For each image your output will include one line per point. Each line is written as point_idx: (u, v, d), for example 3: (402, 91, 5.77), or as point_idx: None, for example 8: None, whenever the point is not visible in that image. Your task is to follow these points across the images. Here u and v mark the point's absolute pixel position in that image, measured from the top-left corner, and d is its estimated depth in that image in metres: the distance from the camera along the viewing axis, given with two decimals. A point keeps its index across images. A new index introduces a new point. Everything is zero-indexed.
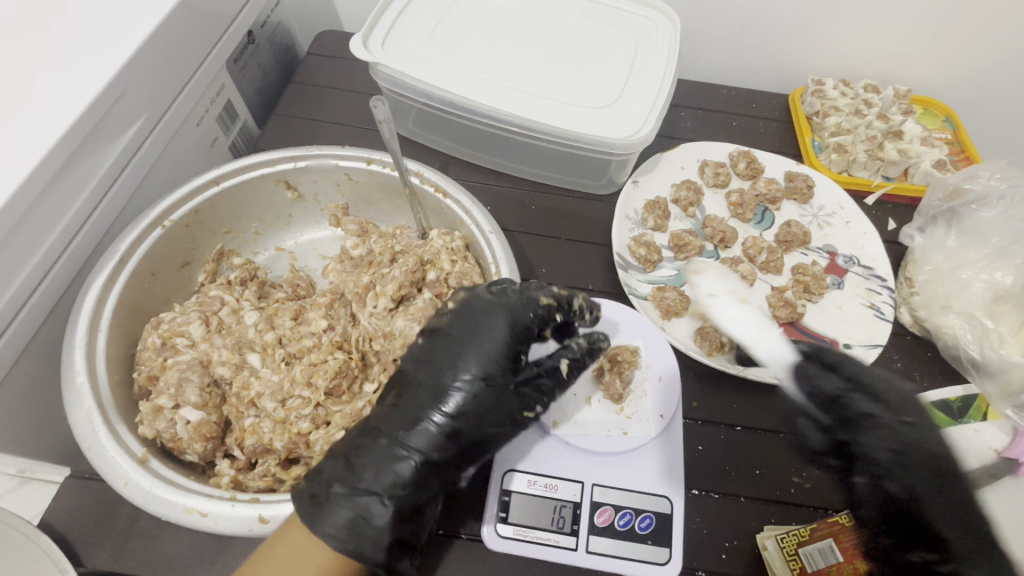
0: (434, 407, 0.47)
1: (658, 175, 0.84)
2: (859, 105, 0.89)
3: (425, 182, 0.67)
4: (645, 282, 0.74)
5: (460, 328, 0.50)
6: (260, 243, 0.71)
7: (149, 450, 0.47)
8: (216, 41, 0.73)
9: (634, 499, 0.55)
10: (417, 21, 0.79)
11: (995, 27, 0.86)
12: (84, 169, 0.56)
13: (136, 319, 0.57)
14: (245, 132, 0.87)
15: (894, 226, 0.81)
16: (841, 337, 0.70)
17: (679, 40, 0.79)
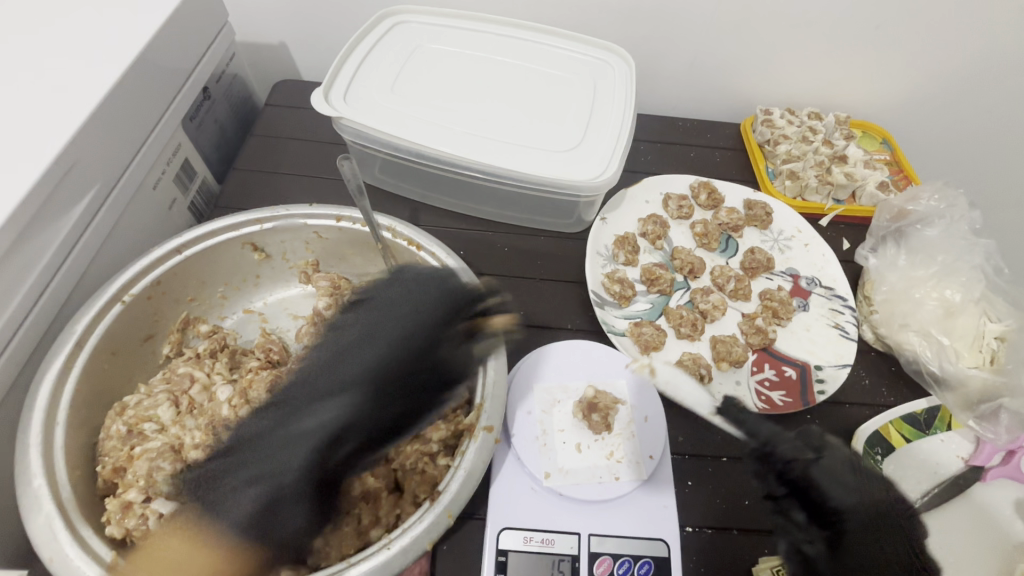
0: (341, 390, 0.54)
1: (625, 210, 0.86)
2: (805, 133, 0.94)
3: (398, 236, 0.66)
4: (621, 318, 0.75)
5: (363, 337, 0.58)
6: (228, 307, 0.69)
7: (118, 553, 0.43)
8: (170, 101, 0.72)
9: (630, 545, 0.55)
10: (377, 72, 0.79)
11: (917, 59, 0.93)
12: (33, 250, 0.53)
13: (98, 404, 0.54)
14: (205, 189, 0.84)
15: (848, 246, 0.85)
16: (812, 359, 0.73)
17: (635, 82, 0.82)
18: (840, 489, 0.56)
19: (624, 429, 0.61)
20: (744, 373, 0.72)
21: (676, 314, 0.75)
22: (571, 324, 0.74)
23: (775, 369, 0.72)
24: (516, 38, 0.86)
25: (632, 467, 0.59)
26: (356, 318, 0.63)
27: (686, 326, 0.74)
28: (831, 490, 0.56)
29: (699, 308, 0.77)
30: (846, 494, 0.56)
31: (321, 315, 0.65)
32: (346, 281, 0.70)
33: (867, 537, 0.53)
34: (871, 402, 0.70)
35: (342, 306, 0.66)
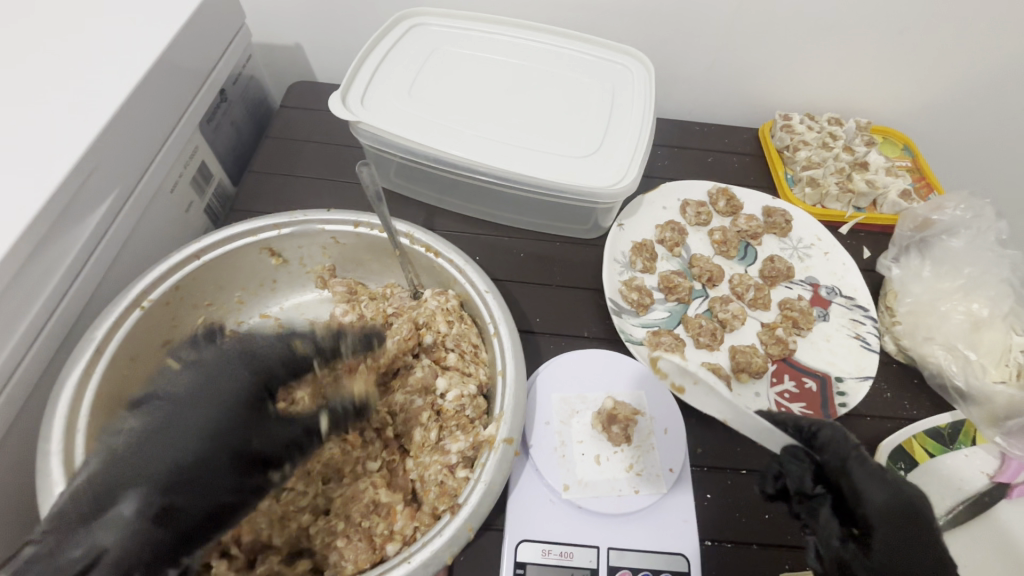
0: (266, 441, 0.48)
1: (642, 216, 0.85)
2: (825, 139, 0.93)
3: (416, 242, 0.65)
4: (639, 326, 0.74)
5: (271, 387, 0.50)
6: (244, 311, 0.69)
7: None
8: (189, 104, 0.72)
9: (651, 560, 0.54)
10: (395, 76, 0.79)
11: (942, 65, 0.92)
12: (54, 254, 0.53)
13: (117, 410, 0.54)
14: (220, 191, 0.84)
15: (870, 255, 0.84)
16: (833, 370, 0.71)
17: (655, 87, 0.81)
18: (879, 490, 0.46)
19: (644, 442, 0.61)
20: (763, 385, 0.71)
21: (695, 323, 0.74)
22: (588, 332, 0.73)
23: (795, 380, 0.71)
24: (535, 42, 0.86)
25: (652, 480, 0.58)
26: (374, 325, 0.62)
27: (705, 335, 0.73)
28: (865, 489, 0.46)
29: (718, 317, 0.76)
30: (884, 493, 0.46)
31: (338, 320, 0.64)
32: (363, 287, 0.70)
33: (899, 539, 0.46)
34: (893, 416, 0.68)
35: (359, 312, 0.65)
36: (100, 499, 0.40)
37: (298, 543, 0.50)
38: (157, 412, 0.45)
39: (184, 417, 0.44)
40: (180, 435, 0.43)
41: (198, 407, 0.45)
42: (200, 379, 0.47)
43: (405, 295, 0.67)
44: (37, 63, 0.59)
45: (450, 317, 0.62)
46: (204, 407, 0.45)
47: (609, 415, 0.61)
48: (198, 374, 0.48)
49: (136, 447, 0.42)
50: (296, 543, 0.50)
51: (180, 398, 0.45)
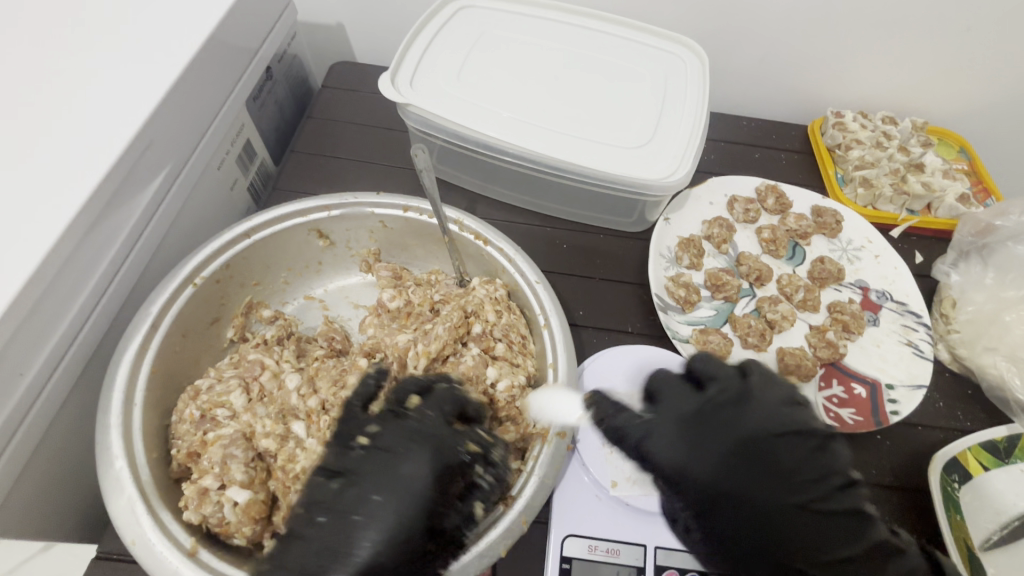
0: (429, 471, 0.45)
1: (688, 211, 0.83)
2: (879, 138, 0.90)
3: (465, 230, 0.64)
4: (685, 323, 0.72)
5: (375, 466, 0.45)
6: (289, 292, 0.68)
7: (197, 539, 0.43)
8: (237, 81, 0.71)
9: (700, 561, 0.53)
10: (442, 59, 0.77)
11: (1009, 63, 0.88)
12: (111, 227, 0.53)
13: (170, 386, 0.54)
14: (263, 170, 0.83)
15: (922, 260, 0.81)
16: (883, 377, 0.69)
17: (708, 78, 0.79)
18: (738, 472, 0.50)
19: None
20: (811, 388, 0.69)
21: (744, 322, 0.72)
22: (631, 328, 0.72)
23: (843, 386, 0.69)
24: (587, 27, 0.83)
25: None
26: (421, 311, 0.61)
27: (754, 336, 0.71)
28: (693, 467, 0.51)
29: (766, 317, 0.74)
30: (753, 461, 0.50)
31: (385, 306, 0.63)
32: (408, 273, 0.69)
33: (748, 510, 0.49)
34: (946, 426, 0.67)
35: (406, 298, 0.64)
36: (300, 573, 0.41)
37: None
38: (373, 478, 0.44)
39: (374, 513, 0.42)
40: (379, 521, 0.42)
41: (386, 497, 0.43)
42: (383, 462, 0.45)
43: (452, 282, 0.66)
44: (90, 33, 0.58)
45: (498, 306, 0.61)
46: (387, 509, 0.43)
47: None
48: (392, 461, 0.45)
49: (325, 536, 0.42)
50: None
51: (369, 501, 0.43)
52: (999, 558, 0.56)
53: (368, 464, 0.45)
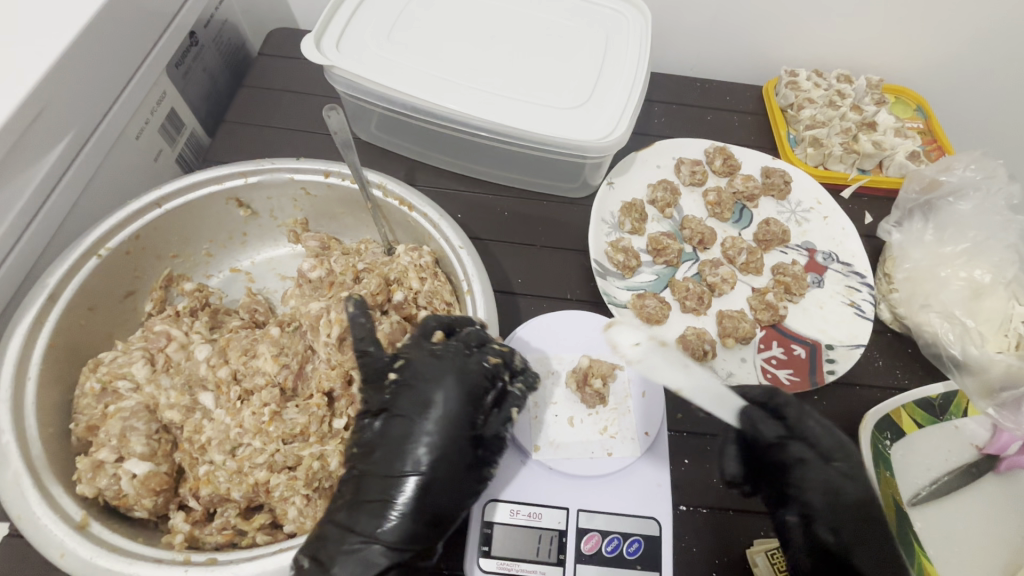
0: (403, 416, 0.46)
1: (634, 174, 0.81)
2: (833, 96, 0.87)
3: (389, 194, 0.62)
4: (624, 288, 0.71)
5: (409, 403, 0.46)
6: (214, 265, 0.67)
7: (89, 512, 0.43)
8: (155, 43, 0.67)
9: (621, 522, 0.53)
10: (373, 19, 0.74)
11: (966, 16, 0.85)
12: (2, 197, 0.50)
13: (73, 360, 0.52)
14: (193, 141, 0.81)
15: (871, 220, 0.80)
16: (823, 337, 0.69)
17: (651, 35, 0.76)
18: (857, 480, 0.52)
19: (620, 404, 0.59)
20: (750, 350, 0.68)
21: (682, 286, 0.71)
22: (570, 295, 0.71)
23: (783, 347, 0.68)
24: None
25: (626, 443, 0.57)
26: (344, 280, 0.60)
27: (692, 299, 0.70)
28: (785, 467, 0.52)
29: (707, 280, 0.73)
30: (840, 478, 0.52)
31: (305, 277, 0.62)
32: (337, 242, 0.67)
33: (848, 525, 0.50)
34: (883, 385, 0.66)
35: (328, 267, 0.62)
36: (375, 502, 0.43)
37: (256, 499, 0.47)
38: (404, 409, 0.46)
39: (424, 431, 0.44)
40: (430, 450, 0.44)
41: (432, 425, 0.45)
42: (416, 392, 0.46)
43: (379, 250, 0.64)
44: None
45: (423, 273, 0.59)
46: (416, 432, 0.45)
47: (580, 375, 0.59)
48: (427, 390, 0.46)
49: (381, 462, 0.45)
50: (254, 498, 0.47)
51: (375, 441, 0.46)
52: (924, 514, 0.57)
53: (412, 401, 0.46)
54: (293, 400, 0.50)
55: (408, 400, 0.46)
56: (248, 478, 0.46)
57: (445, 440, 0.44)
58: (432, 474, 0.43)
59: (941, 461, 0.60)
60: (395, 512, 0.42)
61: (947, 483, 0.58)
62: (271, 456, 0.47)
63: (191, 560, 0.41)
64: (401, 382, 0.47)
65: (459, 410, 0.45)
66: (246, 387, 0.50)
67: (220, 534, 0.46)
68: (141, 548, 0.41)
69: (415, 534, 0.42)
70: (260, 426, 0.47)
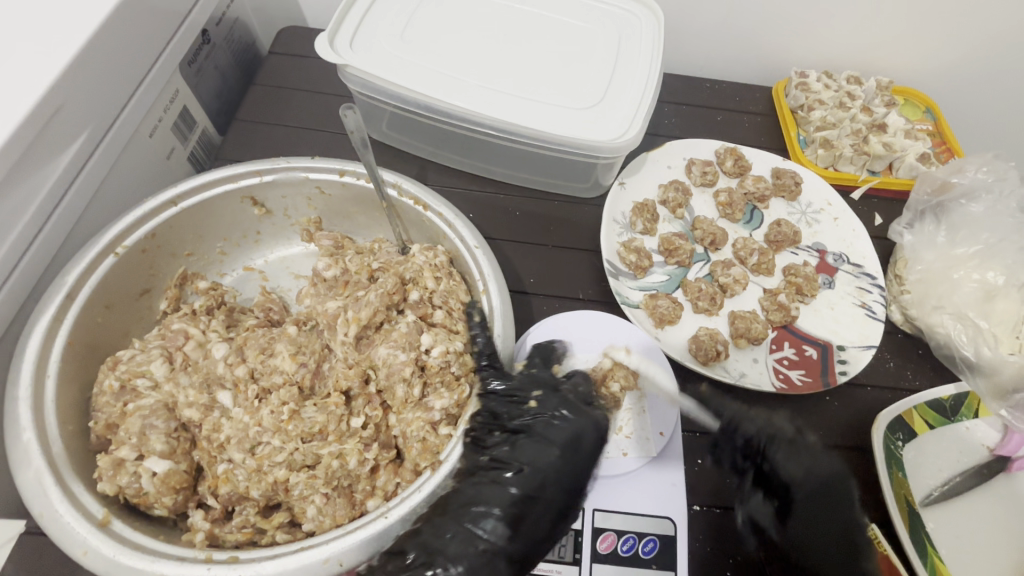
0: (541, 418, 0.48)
1: (645, 174, 0.81)
2: (843, 98, 0.87)
3: (403, 194, 0.62)
4: (636, 289, 0.71)
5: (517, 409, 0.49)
6: (227, 263, 0.67)
7: (110, 510, 0.43)
8: (169, 41, 0.67)
9: (636, 522, 0.53)
10: (386, 18, 0.74)
11: (977, 19, 0.85)
12: (19, 195, 0.50)
13: (91, 359, 0.52)
14: (204, 140, 0.81)
15: (881, 222, 0.80)
16: (835, 339, 0.69)
17: (663, 35, 0.76)
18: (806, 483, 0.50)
19: (634, 405, 0.59)
20: (762, 351, 0.68)
21: (694, 287, 0.72)
22: (582, 295, 0.71)
23: (795, 348, 0.68)
24: None
25: (642, 443, 0.57)
26: (358, 279, 0.60)
27: (704, 300, 0.70)
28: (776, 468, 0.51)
29: (719, 281, 0.73)
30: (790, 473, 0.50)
31: (321, 276, 0.62)
32: (350, 241, 0.67)
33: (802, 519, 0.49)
34: (895, 386, 0.66)
35: (343, 267, 0.62)
36: (491, 498, 0.44)
37: (275, 497, 0.47)
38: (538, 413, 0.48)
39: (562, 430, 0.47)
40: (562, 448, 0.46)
41: (569, 423, 0.47)
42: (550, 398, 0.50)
43: (393, 250, 0.65)
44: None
45: (438, 273, 0.59)
46: (548, 455, 0.46)
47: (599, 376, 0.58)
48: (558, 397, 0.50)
49: (490, 477, 0.45)
50: (272, 496, 0.48)
51: (497, 458, 0.46)
52: (936, 514, 0.57)
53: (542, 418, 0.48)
54: (311, 399, 0.51)
55: (547, 426, 0.48)
56: (267, 477, 0.46)
57: (569, 469, 0.46)
58: (544, 497, 0.44)
59: (956, 461, 0.60)
60: (489, 527, 0.42)
61: (960, 483, 0.59)
62: (290, 454, 0.47)
63: (213, 558, 0.41)
64: (540, 408, 0.49)
65: (592, 446, 0.47)
66: (264, 385, 0.50)
67: (240, 531, 0.45)
68: (162, 546, 0.41)
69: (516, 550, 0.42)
70: (279, 424, 0.48)
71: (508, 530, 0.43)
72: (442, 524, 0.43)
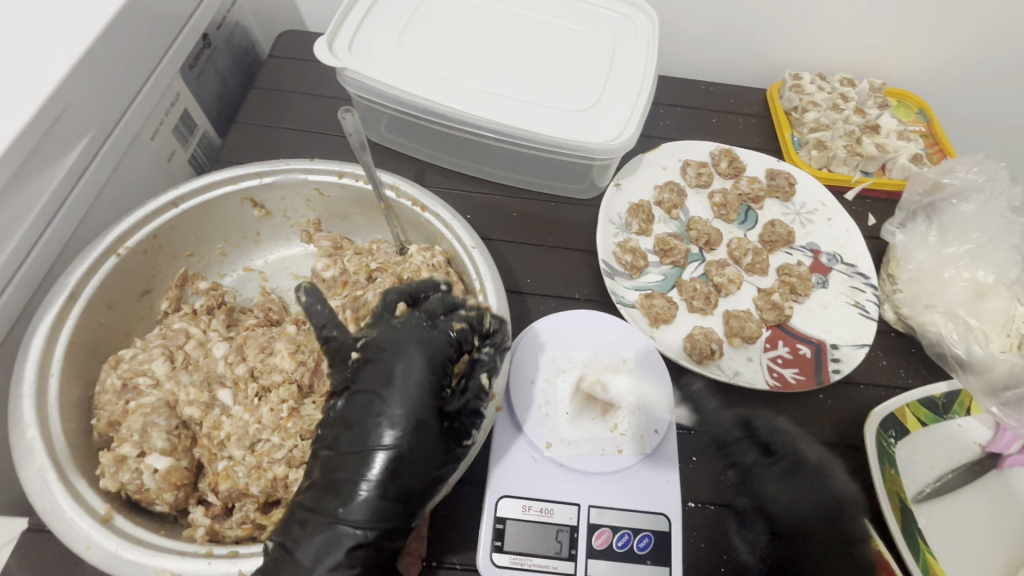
0: (380, 387, 0.45)
1: (641, 176, 0.82)
2: (836, 100, 0.88)
3: (402, 195, 0.63)
4: (632, 289, 0.72)
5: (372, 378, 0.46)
6: (227, 264, 0.67)
7: (112, 506, 0.43)
8: (170, 45, 0.68)
9: (631, 518, 0.54)
10: (384, 22, 0.75)
11: (968, 22, 0.87)
12: (23, 197, 0.51)
13: (93, 358, 0.53)
14: (205, 142, 0.82)
15: (875, 222, 0.81)
16: (828, 337, 0.69)
17: (658, 39, 0.77)
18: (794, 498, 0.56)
19: (631, 403, 0.60)
20: (756, 350, 0.69)
21: (689, 286, 0.72)
22: (579, 295, 0.72)
23: (789, 347, 0.69)
24: None
25: (637, 440, 0.57)
26: (357, 279, 0.61)
27: (699, 299, 0.71)
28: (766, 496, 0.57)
29: (713, 281, 0.74)
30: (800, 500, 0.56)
31: (319, 276, 0.64)
32: (348, 242, 0.68)
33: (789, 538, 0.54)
34: (888, 384, 0.67)
35: (342, 267, 0.64)
36: (343, 479, 0.42)
37: (274, 493, 0.47)
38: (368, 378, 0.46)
39: (387, 406, 0.44)
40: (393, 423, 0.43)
41: (394, 398, 0.44)
42: (379, 368, 0.46)
43: (391, 250, 0.65)
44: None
45: (435, 273, 0.60)
46: (379, 406, 0.44)
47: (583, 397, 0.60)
48: (392, 356, 0.46)
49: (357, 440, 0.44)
50: (272, 492, 0.48)
51: (342, 421, 0.45)
52: (931, 510, 0.57)
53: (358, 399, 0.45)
54: (310, 397, 0.51)
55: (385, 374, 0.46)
56: (267, 473, 0.47)
57: (410, 417, 0.44)
58: (401, 474, 0.42)
59: (949, 458, 0.61)
60: (367, 485, 0.42)
61: (953, 479, 0.59)
62: (290, 451, 0.48)
63: (213, 553, 0.42)
64: (365, 362, 0.47)
65: (421, 389, 0.45)
66: (263, 384, 0.51)
67: (240, 527, 0.46)
68: (163, 541, 0.42)
69: (382, 512, 0.41)
70: (278, 422, 0.48)
71: (372, 495, 0.41)
72: (320, 492, 0.42)
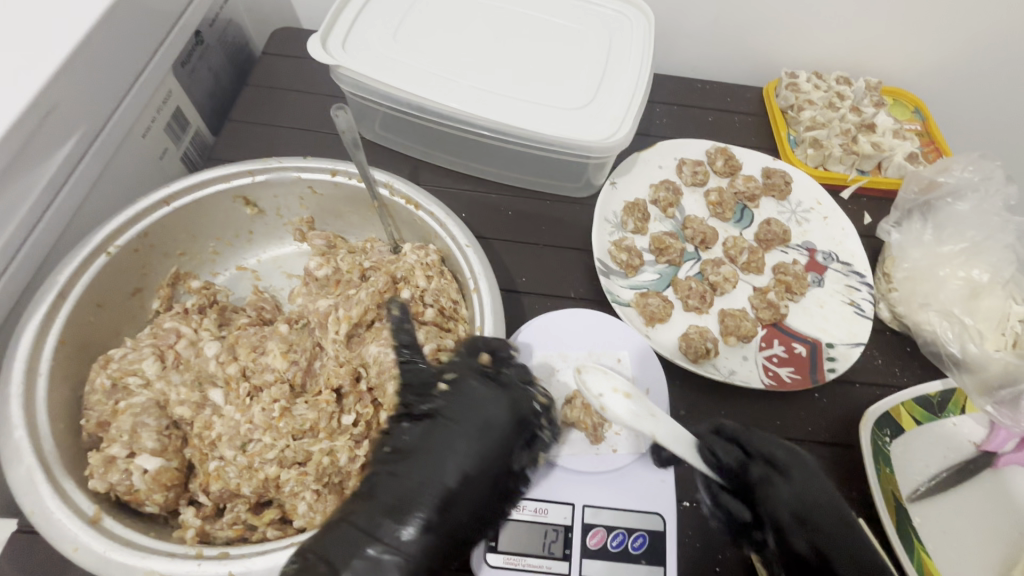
0: (464, 422, 0.47)
1: (637, 174, 0.82)
2: (832, 98, 0.88)
3: (395, 194, 0.63)
4: (627, 288, 0.72)
5: (461, 413, 0.48)
6: (220, 263, 0.67)
7: (101, 507, 0.43)
8: (161, 42, 0.67)
9: (626, 518, 0.53)
10: (378, 19, 0.74)
11: (964, 20, 0.86)
12: (11, 195, 0.50)
13: (83, 357, 0.53)
14: (198, 140, 0.81)
15: (870, 221, 0.81)
16: (824, 336, 0.69)
17: (653, 36, 0.77)
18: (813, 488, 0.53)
19: (636, 396, 0.54)
20: (752, 348, 0.69)
21: (685, 285, 0.72)
22: (574, 293, 0.71)
23: (784, 345, 0.69)
24: None
25: (631, 440, 0.57)
26: (350, 278, 0.60)
27: (695, 298, 0.71)
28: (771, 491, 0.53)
29: (709, 280, 0.74)
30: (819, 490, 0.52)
31: (313, 275, 0.62)
32: (342, 240, 0.68)
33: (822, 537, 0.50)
34: (883, 383, 0.67)
35: (334, 266, 0.63)
36: (394, 505, 0.43)
37: (266, 494, 0.47)
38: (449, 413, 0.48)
39: (465, 446, 0.46)
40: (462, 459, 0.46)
41: (477, 442, 0.46)
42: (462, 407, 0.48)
43: (385, 249, 0.65)
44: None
45: (429, 272, 0.60)
46: (458, 443, 0.46)
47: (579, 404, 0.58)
48: (479, 405, 0.49)
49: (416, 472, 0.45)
50: (263, 493, 0.48)
51: (408, 447, 0.46)
52: (924, 509, 0.57)
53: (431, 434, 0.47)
54: (303, 396, 0.51)
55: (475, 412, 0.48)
56: (258, 474, 0.47)
57: (484, 458, 0.46)
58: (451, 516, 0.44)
59: (942, 457, 0.61)
60: (415, 512, 0.43)
61: (947, 478, 0.59)
62: (282, 451, 0.47)
63: (203, 554, 0.42)
64: (448, 397, 0.49)
65: (501, 437, 0.48)
66: (255, 383, 0.51)
67: (231, 529, 0.46)
68: (152, 542, 0.42)
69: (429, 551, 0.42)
70: (270, 422, 0.48)
71: (418, 529, 0.42)
72: (373, 514, 0.43)
